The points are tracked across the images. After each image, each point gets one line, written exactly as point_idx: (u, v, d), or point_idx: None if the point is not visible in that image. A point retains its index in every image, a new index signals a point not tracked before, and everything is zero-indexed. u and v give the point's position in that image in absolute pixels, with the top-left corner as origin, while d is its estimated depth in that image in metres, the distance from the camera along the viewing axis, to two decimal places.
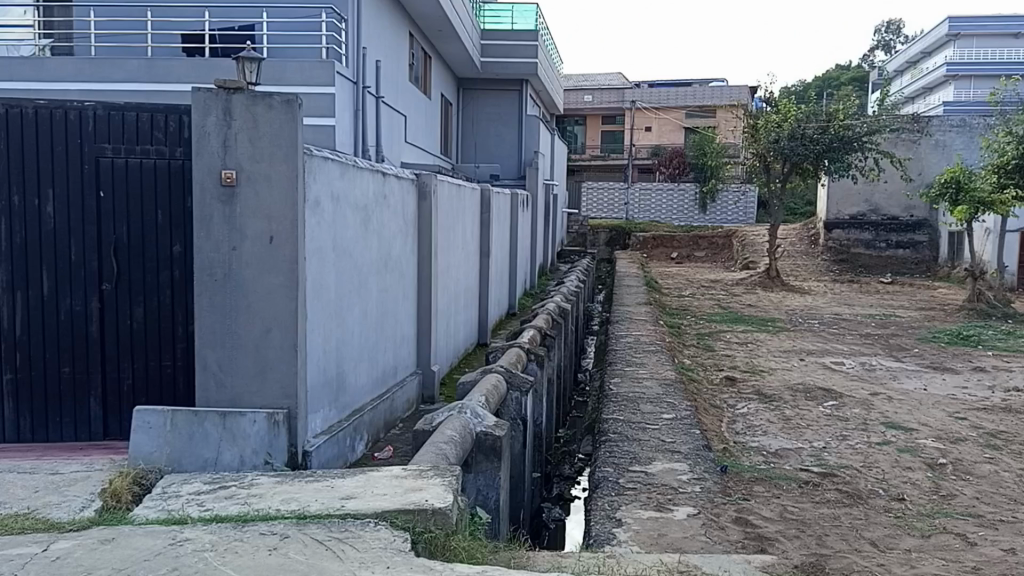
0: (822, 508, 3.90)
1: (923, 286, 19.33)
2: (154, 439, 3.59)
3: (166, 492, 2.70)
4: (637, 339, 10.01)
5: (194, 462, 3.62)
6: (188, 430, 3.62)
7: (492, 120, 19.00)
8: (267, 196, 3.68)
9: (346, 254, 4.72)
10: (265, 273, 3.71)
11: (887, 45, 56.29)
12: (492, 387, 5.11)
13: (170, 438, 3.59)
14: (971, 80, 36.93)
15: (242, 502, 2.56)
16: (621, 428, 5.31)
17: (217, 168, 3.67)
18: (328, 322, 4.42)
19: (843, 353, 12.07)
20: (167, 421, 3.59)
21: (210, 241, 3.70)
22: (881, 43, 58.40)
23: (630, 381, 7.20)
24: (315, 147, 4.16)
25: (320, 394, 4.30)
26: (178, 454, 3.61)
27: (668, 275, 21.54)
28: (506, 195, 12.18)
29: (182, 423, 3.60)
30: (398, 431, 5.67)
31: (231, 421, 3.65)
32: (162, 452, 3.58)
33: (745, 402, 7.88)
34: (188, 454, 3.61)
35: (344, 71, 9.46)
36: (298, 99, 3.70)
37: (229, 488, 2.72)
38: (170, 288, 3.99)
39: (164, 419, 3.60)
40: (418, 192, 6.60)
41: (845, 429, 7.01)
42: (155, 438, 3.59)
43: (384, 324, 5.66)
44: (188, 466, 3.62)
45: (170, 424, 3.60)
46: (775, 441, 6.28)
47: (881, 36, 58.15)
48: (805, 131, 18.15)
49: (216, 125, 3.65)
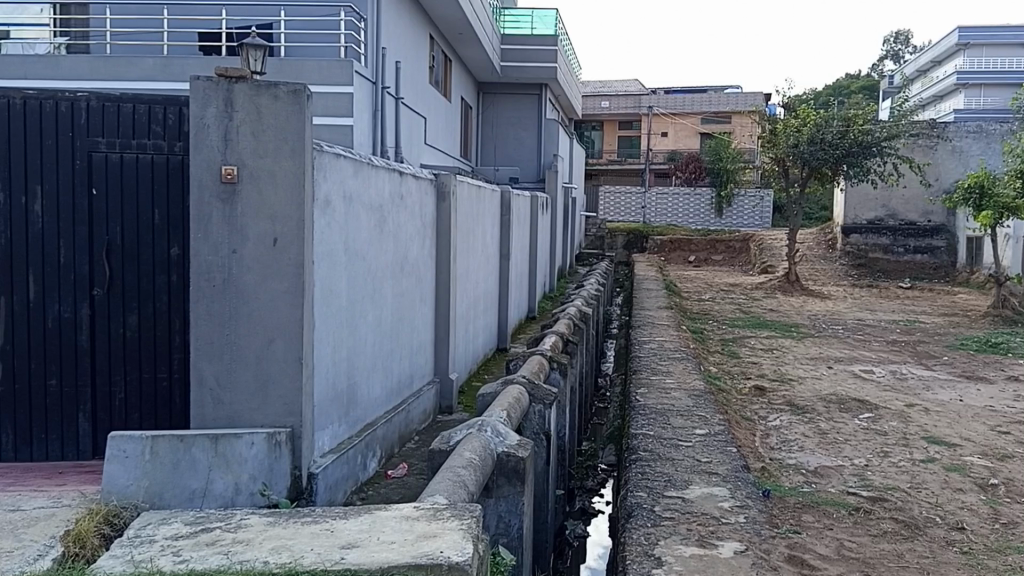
0: (881, 544, 3.53)
1: (943, 292, 18.85)
2: (131, 469, 3.09)
3: (138, 536, 2.36)
4: (662, 345, 9.63)
5: (178, 495, 3.16)
6: (173, 458, 3.15)
7: (511, 124, 18.67)
8: (271, 196, 3.35)
9: (360, 257, 4.38)
10: (268, 279, 3.38)
11: (898, 55, 55.53)
12: (514, 400, 4.76)
13: (150, 468, 3.10)
14: (983, 88, 36.26)
15: (224, 553, 2.22)
16: (652, 445, 4.94)
17: (216, 163, 3.31)
18: (339, 330, 4.09)
19: (871, 361, 11.63)
20: (147, 448, 3.11)
21: (208, 243, 3.34)
22: (890, 53, 57.94)
23: (658, 391, 6.81)
24: (326, 142, 3.82)
25: (329, 408, 3.97)
26: (158, 486, 3.12)
27: (687, 278, 21.14)
28: (527, 198, 11.88)
29: (164, 450, 3.14)
30: (413, 445, 5.34)
31: (225, 444, 3.24)
32: (140, 486, 3.09)
33: (777, 414, 7.49)
34: (172, 485, 3.14)
35: (363, 70, 9.07)
36: (307, 90, 3.37)
37: (213, 531, 2.38)
38: (167, 295, 3.66)
39: (143, 447, 3.12)
40: (437, 193, 6.26)
41: (884, 444, 6.60)
42: (131, 469, 3.10)
43: (400, 331, 5.31)
44: (171, 500, 3.14)
45: (151, 453, 3.12)
46: (813, 458, 5.90)
47: (890, 47, 57.72)
48: (824, 135, 17.71)
49: (215, 116, 3.30)
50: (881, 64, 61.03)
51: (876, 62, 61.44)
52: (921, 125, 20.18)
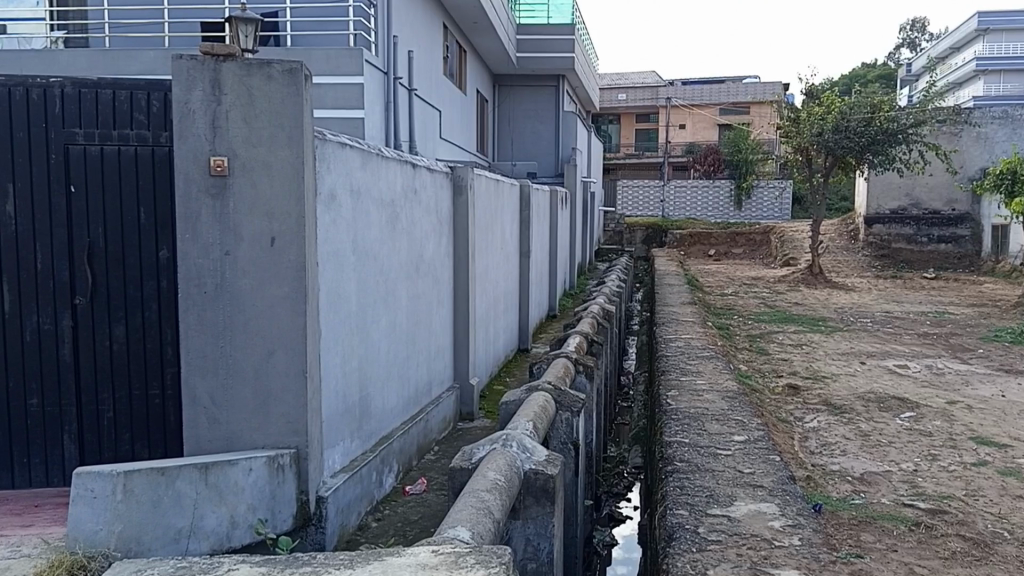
0: (955, 570, 3.21)
1: (970, 281, 18.33)
2: (101, 513, 2.54)
3: None
4: (689, 342, 9.26)
5: (161, 536, 2.66)
6: (152, 495, 2.64)
7: (529, 118, 18.32)
8: (266, 189, 3.03)
9: (370, 259, 4.06)
10: (265, 283, 3.06)
11: (915, 44, 54.86)
12: (540, 409, 4.42)
13: (124, 510, 2.57)
14: (1002, 74, 35.64)
15: None
16: (688, 455, 4.61)
17: (203, 154, 2.99)
18: (349, 338, 3.78)
19: (905, 355, 11.20)
20: (119, 486, 2.56)
21: (197, 245, 3.02)
22: (907, 42, 57.19)
23: (689, 393, 6.46)
24: (328, 131, 3.50)
25: (339, 423, 3.66)
26: (135, 530, 2.59)
27: (707, 272, 20.75)
28: (547, 192, 11.53)
29: (140, 487, 2.61)
30: (433, 457, 5.03)
31: (214, 474, 2.81)
32: (113, 531, 2.56)
33: (814, 414, 7.12)
34: (153, 527, 2.63)
35: (374, 59, 8.69)
36: (304, 69, 3.05)
37: None
38: (156, 302, 3.35)
39: (115, 485, 2.57)
40: (454, 186, 5.91)
41: (931, 446, 6.21)
42: (102, 512, 2.54)
43: (416, 336, 4.99)
44: (151, 543, 2.63)
45: (123, 491, 2.58)
46: (858, 464, 5.54)
47: (908, 35, 57.00)
48: (849, 123, 17.19)
49: (201, 101, 2.97)
50: (896, 53, 60.35)
51: (893, 52, 60.76)
52: (949, 109, 19.65)
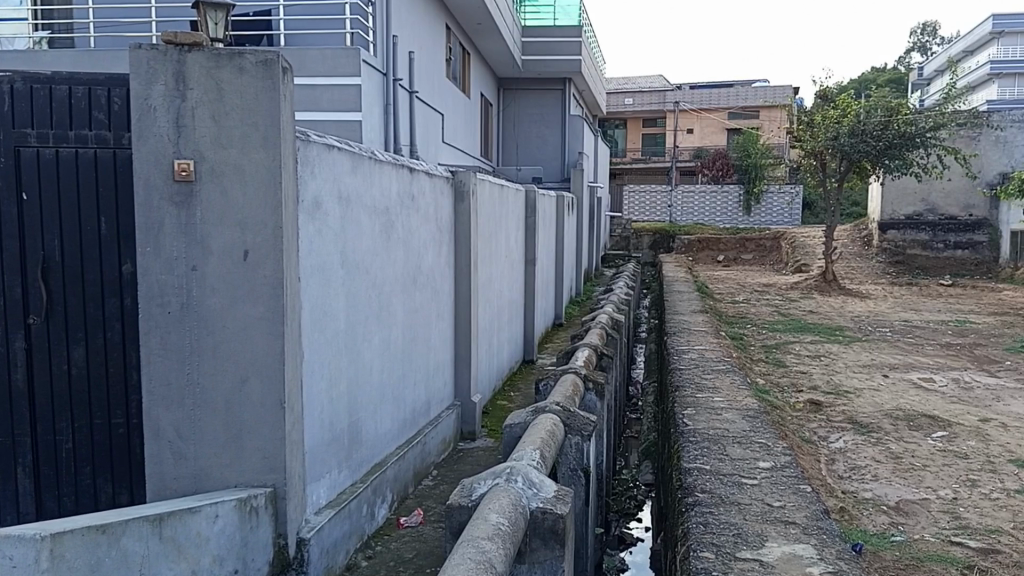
0: None
1: (988, 289, 17.88)
2: None
3: None
4: (703, 354, 8.87)
5: None
6: (88, 559, 2.20)
7: (534, 121, 17.96)
8: (238, 195, 2.68)
9: (361, 270, 3.71)
10: (237, 302, 2.71)
11: (925, 47, 54.38)
12: (547, 434, 4.05)
13: None
14: (1014, 79, 35.30)
15: None
16: (710, 484, 4.24)
17: (167, 157, 2.66)
18: (337, 360, 3.42)
19: (929, 368, 10.75)
20: (47, 552, 2.10)
21: (159, 260, 2.68)
22: (916, 45, 56.72)
23: (707, 411, 6.07)
24: (313, 131, 3.14)
25: (325, 454, 3.30)
26: None
27: (717, 279, 20.35)
28: (552, 197, 11.15)
29: (72, 552, 2.15)
30: (430, 483, 4.67)
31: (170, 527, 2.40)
32: None
33: (839, 434, 6.72)
34: None
35: (373, 59, 8.33)
36: (281, 59, 2.70)
37: None
38: (119, 322, 3.00)
39: (41, 550, 2.10)
40: (453, 192, 5.55)
41: (969, 471, 5.79)
42: None
43: (413, 354, 4.63)
44: None
45: (52, 557, 2.12)
46: (892, 492, 5.14)
47: (917, 38, 56.56)
48: (865, 127, 16.75)
49: (163, 96, 2.64)
50: (906, 56, 59.84)
51: (902, 55, 60.26)
52: (967, 112, 19.20)
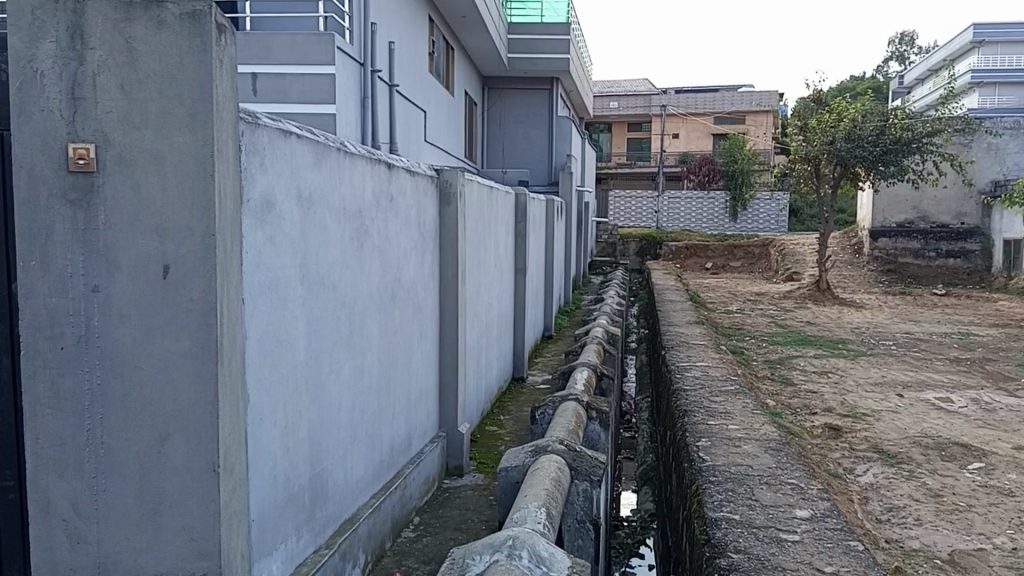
0: None
1: (985, 298, 17.34)
2: None
3: None
4: (706, 371, 8.20)
5: None
6: None
7: (519, 121, 17.34)
8: (156, 190, 2.02)
9: (328, 286, 3.05)
10: (154, 334, 2.06)
11: (903, 57, 54.36)
12: (553, 483, 3.40)
13: None
14: (995, 87, 34.95)
15: None
16: (745, 542, 3.59)
17: (62, 141, 1.99)
18: (297, 398, 2.76)
19: (942, 386, 10.11)
20: None
21: (49, 278, 2.01)
22: (897, 55, 56.51)
23: (725, 444, 5.40)
24: (265, 114, 2.47)
25: (278, 519, 2.64)
26: None
27: (709, 287, 19.77)
28: (541, 201, 10.45)
29: None
30: (411, 535, 3.99)
31: None
32: None
33: (867, 466, 6.07)
34: None
35: (349, 47, 7.65)
36: (214, 10, 2.03)
37: None
38: (7, 356, 2.30)
39: None
40: (439, 194, 4.88)
41: (1019, 511, 5.14)
42: None
43: (392, 381, 3.96)
44: None
45: None
46: (944, 541, 4.49)
47: (897, 48, 56.40)
48: (862, 130, 16.13)
49: (54, 58, 1.97)
50: (885, 66, 59.88)
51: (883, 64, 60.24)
52: (962, 118, 18.70)
